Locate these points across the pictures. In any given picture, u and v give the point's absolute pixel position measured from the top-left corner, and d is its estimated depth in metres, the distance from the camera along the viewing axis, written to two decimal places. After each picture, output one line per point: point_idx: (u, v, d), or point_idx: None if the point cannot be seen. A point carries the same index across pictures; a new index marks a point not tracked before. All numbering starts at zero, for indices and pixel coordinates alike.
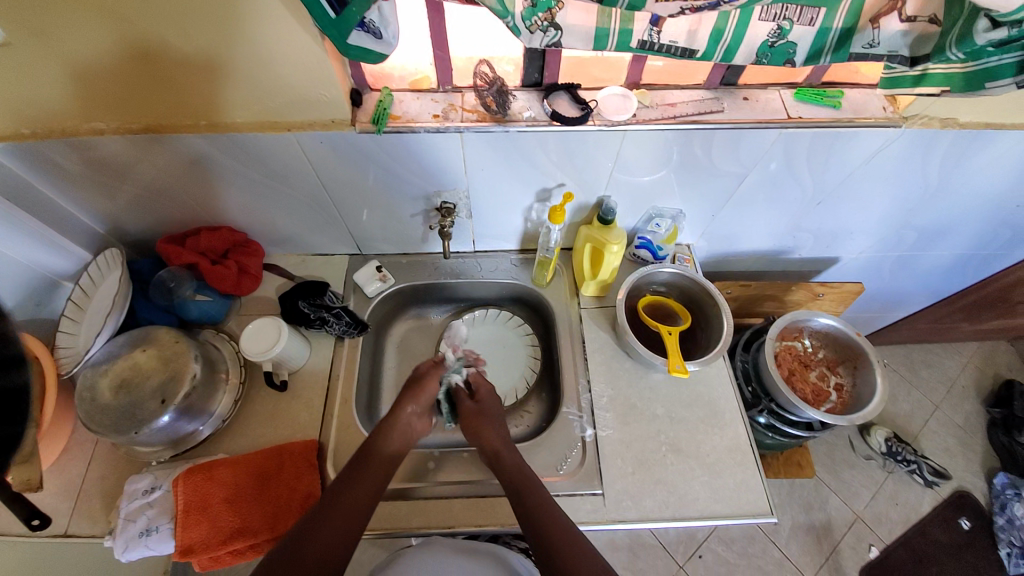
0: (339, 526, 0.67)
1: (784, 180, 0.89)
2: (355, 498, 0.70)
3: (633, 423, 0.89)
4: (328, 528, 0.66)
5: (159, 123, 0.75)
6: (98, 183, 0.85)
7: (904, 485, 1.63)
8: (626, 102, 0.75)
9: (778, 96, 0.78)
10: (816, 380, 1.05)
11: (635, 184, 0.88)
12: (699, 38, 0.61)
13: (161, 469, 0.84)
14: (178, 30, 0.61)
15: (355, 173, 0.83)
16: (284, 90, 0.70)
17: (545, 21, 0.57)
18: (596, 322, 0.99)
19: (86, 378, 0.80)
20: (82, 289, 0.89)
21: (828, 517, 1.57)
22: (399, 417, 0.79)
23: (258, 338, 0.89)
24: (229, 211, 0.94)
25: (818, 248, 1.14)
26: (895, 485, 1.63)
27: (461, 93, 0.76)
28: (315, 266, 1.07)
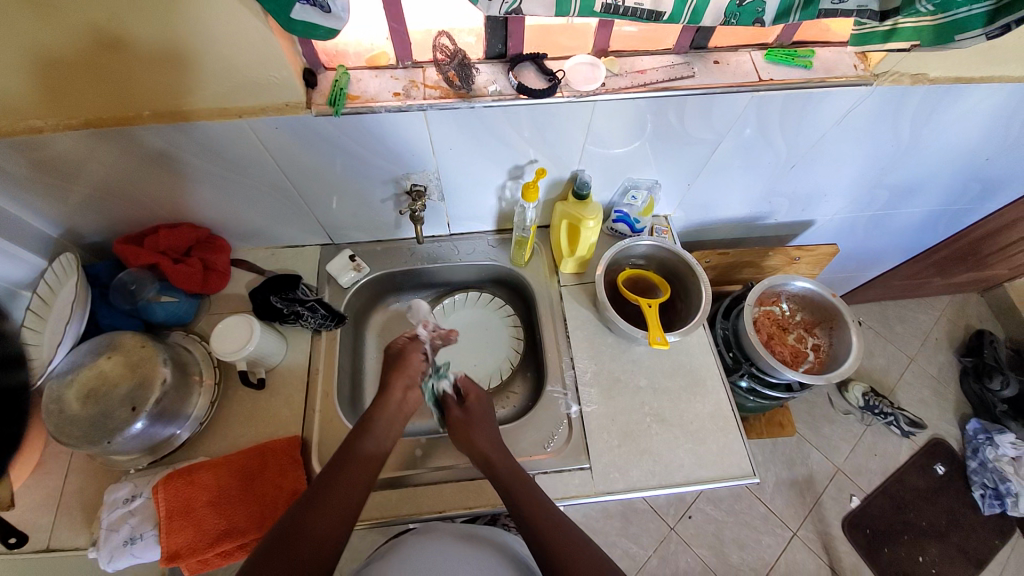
0: (328, 519, 0.66)
1: (758, 144, 0.87)
2: (348, 489, 0.69)
3: (618, 396, 0.89)
4: (322, 521, 0.65)
5: (101, 118, 0.70)
6: (42, 183, 0.80)
7: (882, 436, 1.70)
8: (595, 71, 0.72)
9: (749, 58, 0.76)
10: (794, 342, 1.07)
11: (609, 156, 0.86)
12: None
13: (140, 476, 0.82)
14: (107, 14, 0.56)
15: (317, 159, 0.79)
16: (232, 74, 0.65)
17: None
18: (576, 299, 0.98)
19: (51, 390, 0.77)
20: (40, 297, 0.82)
21: (811, 470, 1.63)
22: (388, 396, 0.80)
23: (229, 337, 0.86)
24: (189, 206, 0.89)
25: (794, 212, 1.14)
26: (873, 437, 1.69)
27: (421, 68, 0.72)
28: (286, 259, 1.03)
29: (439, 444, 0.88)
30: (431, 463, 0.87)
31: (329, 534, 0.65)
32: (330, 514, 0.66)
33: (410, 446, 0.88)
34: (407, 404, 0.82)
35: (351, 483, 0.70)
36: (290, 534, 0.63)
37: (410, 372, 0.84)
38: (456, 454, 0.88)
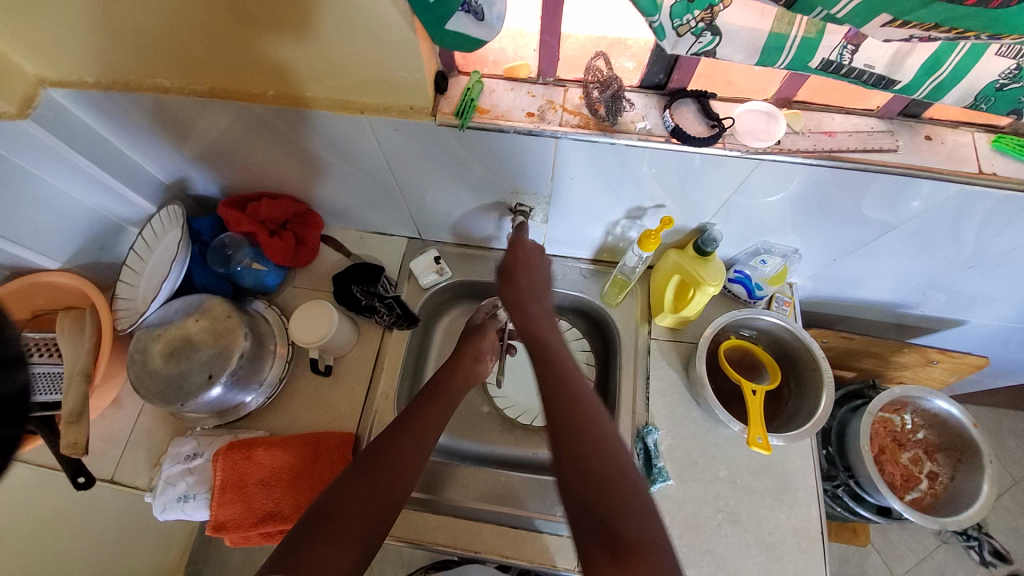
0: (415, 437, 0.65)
1: (942, 236, 0.71)
2: (426, 429, 0.66)
3: (691, 481, 0.79)
4: (399, 468, 0.61)
5: (225, 88, 0.68)
6: (162, 137, 0.80)
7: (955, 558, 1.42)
8: (772, 125, 0.60)
9: (970, 141, 0.62)
10: (907, 464, 0.92)
11: (751, 208, 0.72)
12: (905, 66, 0.45)
13: (204, 436, 0.84)
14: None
15: (428, 164, 0.74)
16: (366, 69, 0.60)
17: (700, 22, 0.43)
18: (666, 357, 0.88)
19: (141, 340, 0.80)
20: (144, 240, 0.89)
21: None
22: (461, 357, 0.81)
23: (306, 324, 0.85)
24: (291, 180, 0.88)
25: (947, 309, 0.96)
26: (945, 557, 1.42)
27: (563, 87, 0.63)
28: (371, 246, 1.00)
29: (486, 480, 0.84)
30: (474, 497, 0.83)
31: (407, 468, 0.61)
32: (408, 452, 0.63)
33: (457, 473, 0.84)
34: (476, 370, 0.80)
35: (428, 423, 0.67)
36: (372, 460, 0.61)
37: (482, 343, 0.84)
38: (501, 494, 0.83)
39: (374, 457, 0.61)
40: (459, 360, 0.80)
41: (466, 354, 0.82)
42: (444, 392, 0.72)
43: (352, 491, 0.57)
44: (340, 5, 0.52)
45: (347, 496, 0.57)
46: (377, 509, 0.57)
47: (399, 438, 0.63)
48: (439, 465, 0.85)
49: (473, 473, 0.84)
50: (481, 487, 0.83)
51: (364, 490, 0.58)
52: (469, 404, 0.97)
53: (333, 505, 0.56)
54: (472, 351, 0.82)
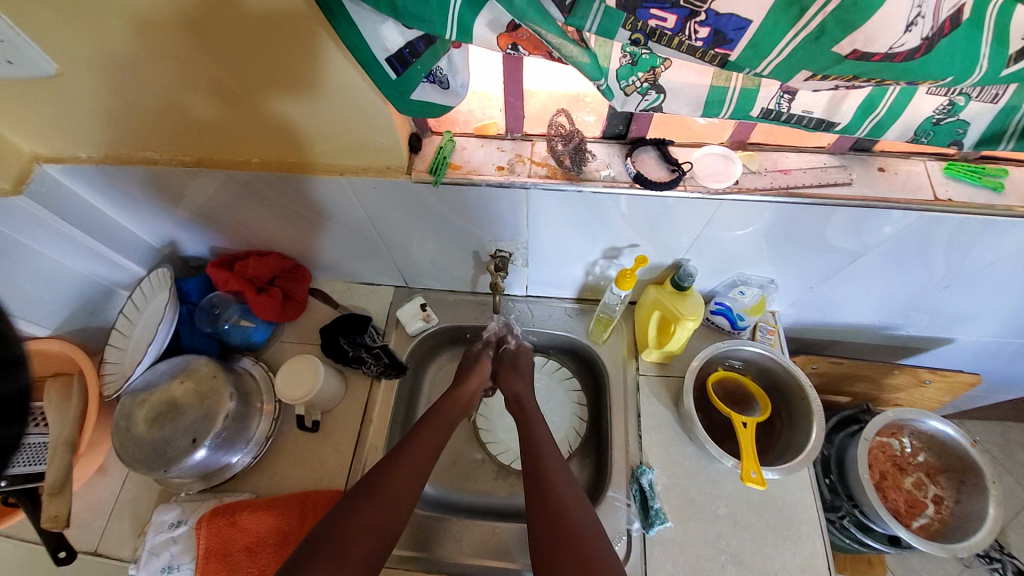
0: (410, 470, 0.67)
1: (910, 259, 0.74)
2: (420, 457, 0.69)
3: (690, 522, 0.77)
4: (393, 494, 0.64)
5: (211, 157, 0.72)
6: (152, 205, 0.83)
7: None
8: (729, 166, 0.63)
9: (922, 169, 0.65)
10: (910, 489, 0.90)
11: (724, 240, 0.74)
12: (842, 109, 0.48)
13: (189, 501, 0.82)
14: (235, 73, 0.57)
15: (408, 218, 0.77)
16: (342, 135, 0.64)
17: (644, 82, 0.47)
18: (655, 393, 0.88)
19: (125, 406, 0.80)
20: (134, 302, 0.90)
21: None
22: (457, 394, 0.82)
23: (292, 380, 0.85)
24: (278, 238, 0.90)
25: (931, 328, 0.96)
26: None
27: (531, 142, 0.67)
28: (359, 296, 1.02)
29: (480, 532, 0.81)
30: (469, 551, 0.80)
31: (404, 493, 0.65)
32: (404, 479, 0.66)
33: (451, 526, 0.82)
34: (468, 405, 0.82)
35: (422, 451, 0.70)
36: (372, 488, 0.64)
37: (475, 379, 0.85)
38: (497, 546, 0.80)
39: (371, 484, 0.64)
40: (454, 396, 0.81)
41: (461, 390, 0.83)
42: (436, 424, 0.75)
43: (354, 517, 0.60)
44: (316, 81, 0.56)
45: (350, 518, 0.60)
46: (379, 534, 0.60)
47: (396, 465, 0.67)
48: (431, 518, 0.83)
49: (467, 525, 0.82)
50: (475, 543, 0.81)
51: (365, 514, 0.61)
52: (462, 452, 0.96)
53: (336, 530, 0.58)
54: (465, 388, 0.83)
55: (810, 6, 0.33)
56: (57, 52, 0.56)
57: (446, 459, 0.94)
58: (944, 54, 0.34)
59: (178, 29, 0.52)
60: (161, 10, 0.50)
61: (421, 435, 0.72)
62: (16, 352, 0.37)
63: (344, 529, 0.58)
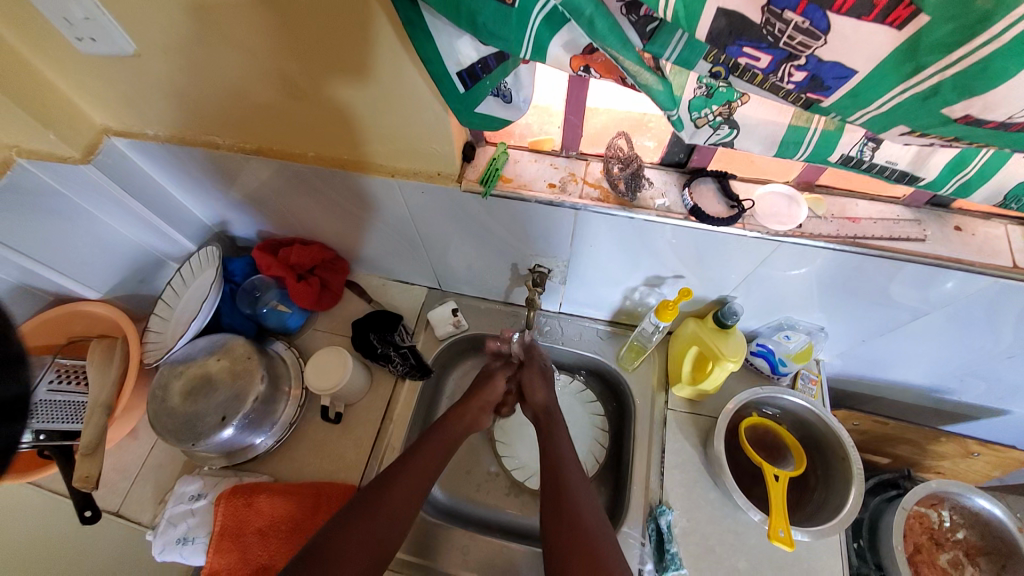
0: (412, 481, 0.68)
1: (978, 326, 0.69)
2: (416, 478, 0.68)
3: (706, 572, 0.74)
4: (383, 521, 0.64)
5: (270, 147, 0.74)
6: (209, 185, 0.86)
7: None
8: (793, 209, 0.60)
9: (1004, 233, 0.61)
10: (946, 566, 0.84)
11: (776, 281, 0.70)
12: (929, 165, 0.45)
13: (211, 476, 0.84)
14: (301, 68, 0.58)
15: (452, 225, 0.78)
16: (398, 138, 0.65)
17: (718, 116, 0.45)
18: (683, 430, 0.84)
19: (163, 376, 0.82)
20: (182, 276, 0.94)
21: None
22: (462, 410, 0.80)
23: (321, 370, 0.86)
24: (323, 229, 0.92)
25: (987, 398, 0.90)
26: None
27: (585, 161, 0.66)
28: (393, 293, 1.03)
29: (485, 547, 0.80)
30: (473, 566, 0.79)
31: (399, 515, 0.65)
32: (396, 504, 0.66)
33: (458, 537, 0.81)
34: (477, 422, 0.81)
35: (420, 470, 0.69)
36: (363, 512, 0.64)
37: (486, 396, 0.83)
38: (502, 565, 0.79)
39: (366, 503, 0.65)
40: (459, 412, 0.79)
41: (471, 405, 0.81)
42: (442, 433, 0.75)
43: (344, 539, 0.61)
44: (378, 81, 0.57)
45: (340, 540, 0.60)
46: (367, 560, 0.61)
47: (393, 485, 0.67)
48: (437, 525, 0.82)
49: (474, 538, 0.81)
50: (480, 559, 0.80)
51: (356, 535, 0.61)
52: (476, 461, 0.95)
53: (326, 550, 0.59)
54: (474, 403, 0.81)
55: (929, 64, 0.29)
56: (139, 35, 0.59)
57: (460, 467, 0.94)
58: None
59: (252, 22, 0.53)
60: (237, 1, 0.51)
61: (419, 456, 0.71)
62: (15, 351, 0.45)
63: (333, 551, 0.59)
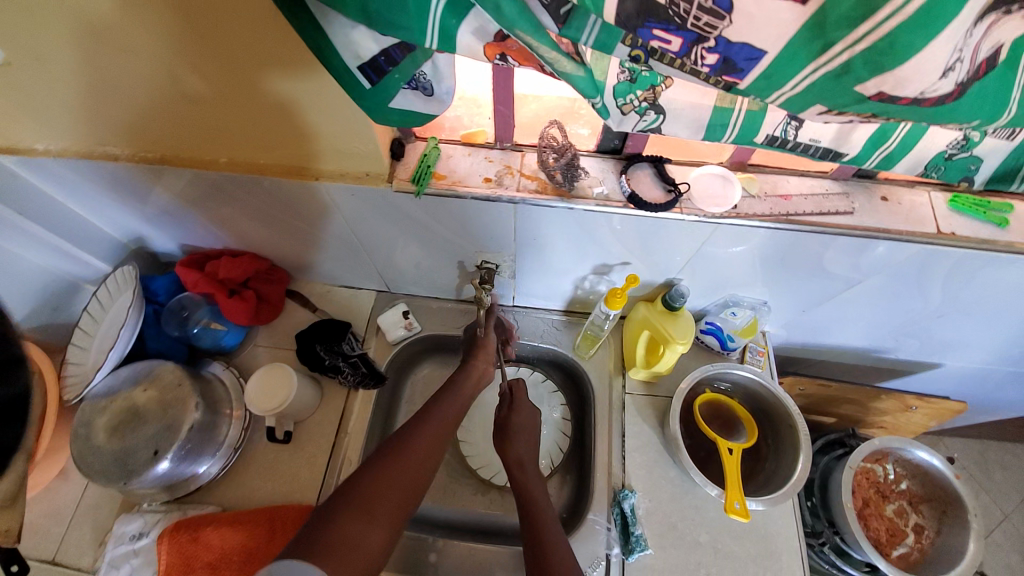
0: (438, 426, 0.64)
1: (907, 290, 0.72)
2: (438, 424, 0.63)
3: (671, 549, 0.75)
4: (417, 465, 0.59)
5: (176, 155, 0.67)
6: (117, 199, 0.78)
7: None
8: (727, 189, 0.61)
9: (926, 200, 0.64)
10: (892, 517, 0.90)
11: (720, 259, 0.70)
12: (852, 140, 0.45)
13: (153, 512, 0.78)
14: (202, 64, 0.52)
15: (392, 226, 0.74)
16: (316, 137, 0.60)
17: (643, 101, 0.44)
18: (640, 413, 0.85)
19: (84, 414, 0.75)
20: (99, 300, 0.85)
21: None
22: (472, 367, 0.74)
23: (264, 389, 0.81)
24: (254, 239, 0.86)
25: (921, 353, 0.95)
26: None
27: (521, 152, 0.63)
28: (339, 300, 0.98)
29: (456, 551, 0.79)
30: (445, 572, 0.77)
31: (429, 458, 0.60)
32: (425, 447, 0.61)
33: (426, 545, 0.79)
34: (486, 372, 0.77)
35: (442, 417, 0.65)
36: (391, 457, 0.58)
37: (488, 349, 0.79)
38: (473, 568, 0.78)
39: (393, 446, 0.59)
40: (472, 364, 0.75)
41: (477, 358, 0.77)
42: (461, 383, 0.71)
43: (376, 476, 0.56)
44: (290, 77, 0.52)
45: (375, 477, 0.56)
46: (401, 497, 0.56)
47: (415, 430, 0.61)
48: (403, 534, 0.80)
49: (442, 545, 0.79)
50: (451, 563, 0.78)
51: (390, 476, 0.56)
52: (441, 463, 0.93)
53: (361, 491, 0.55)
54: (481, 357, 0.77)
55: (837, 40, 0.29)
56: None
57: None
58: (972, 100, 0.31)
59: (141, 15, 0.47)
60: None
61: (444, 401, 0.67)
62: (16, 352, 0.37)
63: (365, 490, 0.55)
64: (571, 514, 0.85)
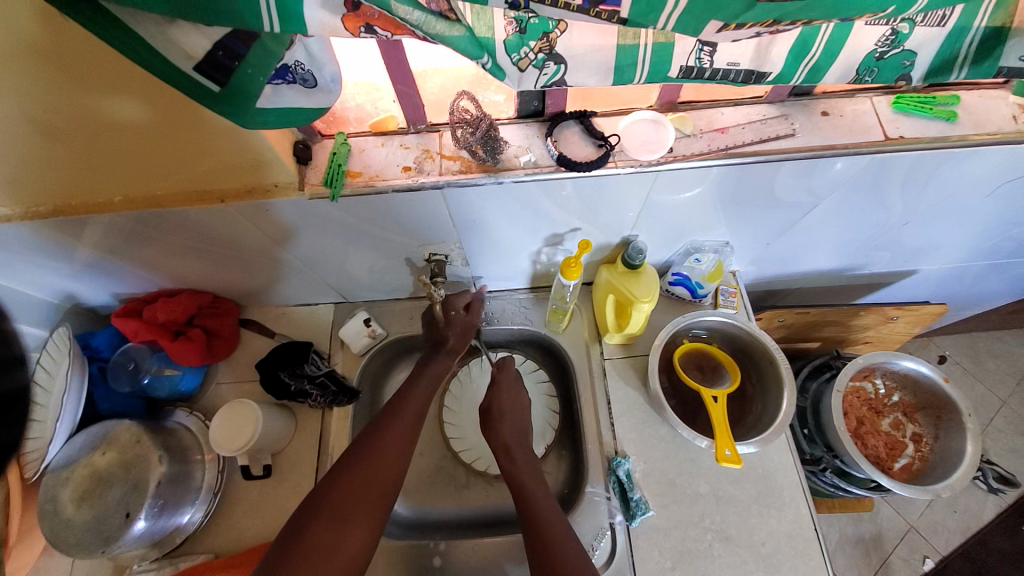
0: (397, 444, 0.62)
1: (867, 202, 0.70)
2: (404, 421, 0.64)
3: (672, 505, 0.75)
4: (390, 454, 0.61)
5: (70, 203, 0.61)
6: (29, 261, 0.72)
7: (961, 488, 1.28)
8: (659, 132, 0.58)
9: (870, 106, 0.61)
10: (890, 430, 0.91)
11: (670, 208, 0.67)
12: (772, 56, 0.41)
13: (145, 573, 0.74)
14: (77, 103, 0.47)
15: (331, 239, 0.70)
16: (208, 159, 0.56)
17: (539, 52, 0.39)
18: (623, 376, 0.83)
19: (47, 488, 0.71)
20: (45, 367, 0.74)
21: (879, 528, 1.23)
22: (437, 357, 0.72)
23: (230, 429, 0.77)
24: (190, 275, 0.80)
25: (894, 264, 0.94)
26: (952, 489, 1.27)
27: (437, 133, 0.60)
28: (298, 320, 0.93)
29: (460, 548, 0.77)
30: (455, 571, 0.76)
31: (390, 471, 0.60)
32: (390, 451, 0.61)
33: (432, 549, 0.77)
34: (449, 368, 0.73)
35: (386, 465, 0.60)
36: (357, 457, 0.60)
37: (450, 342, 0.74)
38: (481, 563, 0.76)
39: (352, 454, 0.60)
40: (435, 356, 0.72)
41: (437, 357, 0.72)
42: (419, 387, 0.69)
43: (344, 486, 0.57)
44: (183, 107, 0.48)
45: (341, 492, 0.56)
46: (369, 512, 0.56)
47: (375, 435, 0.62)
48: (404, 543, 0.78)
49: (446, 547, 0.77)
50: (457, 563, 0.76)
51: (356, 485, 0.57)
52: (435, 464, 0.91)
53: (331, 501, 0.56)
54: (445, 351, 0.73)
55: None
56: None
57: (419, 477, 0.89)
58: None
59: None
60: None
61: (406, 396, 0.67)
62: (16, 352, 0.34)
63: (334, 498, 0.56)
64: (572, 493, 0.83)
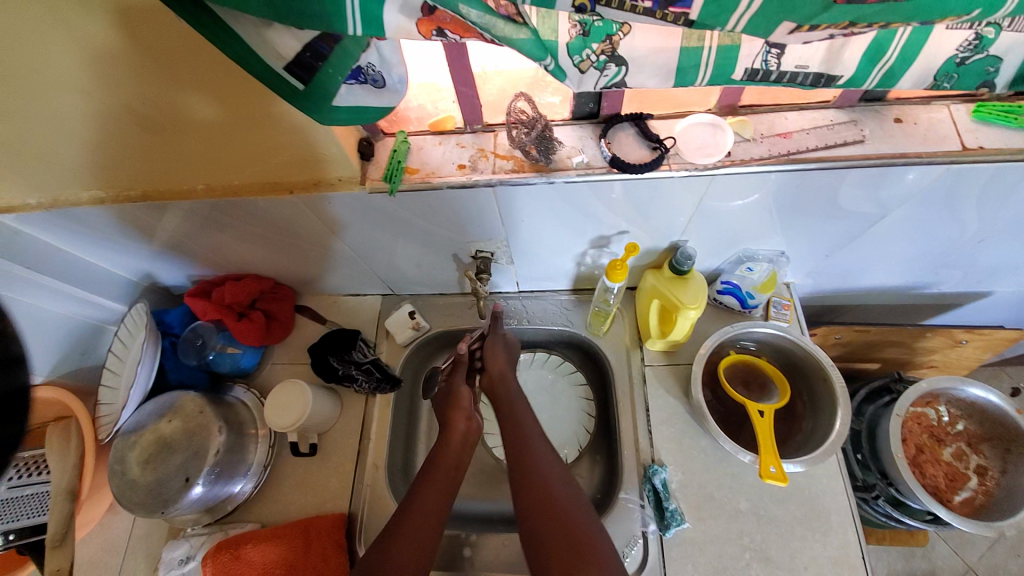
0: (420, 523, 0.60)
1: (938, 217, 0.65)
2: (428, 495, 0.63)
3: (709, 520, 0.73)
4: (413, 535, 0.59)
5: (157, 189, 0.67)
6: (117, 241, 0.79)
7: None
8: (717, 136, 0.57)
9: (947, 115, 0.57)
10: (951, 461, 0.84)
11: (722, 215, 0.66)
12: (844, 60, 0.40)
13: (198, 535, 0.80)
14: (172, 99, 0.52)
15: (385, 233, 0.74)
16: (278, 151, 0.60)
17: (600, 55, 0.39)
18: (663, 383, 0.82)
19: (117, 450, 0.77)
20: (121, 339, 0.82)
21: (934, 567, 1.14)
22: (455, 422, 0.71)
23: (282, 408, 0.81)
24: (254, 261, 0.86)
25: (966, 284, 0.87)
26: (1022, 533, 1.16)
27: (493, 133, 0.62)
28: (348, 309, 0.98)
29: (490, 542, 0.78)
30: (484, 565, 0.77)
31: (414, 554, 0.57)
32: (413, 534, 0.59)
33: (463, 540, 0.79)
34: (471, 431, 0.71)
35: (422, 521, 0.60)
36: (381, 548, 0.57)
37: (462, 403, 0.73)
38: (509, 559, 0.77)
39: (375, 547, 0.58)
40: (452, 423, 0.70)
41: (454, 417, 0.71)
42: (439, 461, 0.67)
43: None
44: (263, 105, 0.52)
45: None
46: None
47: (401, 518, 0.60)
48: None
49: (476, 540, 0.79)
50: (487, 556, 0.78)
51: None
52: (469, 457, 0.92)
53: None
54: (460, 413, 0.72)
55: None
56: None
57: None
58: None
59: (104, 53, 0.47)
60: (92, 35, 0.45)
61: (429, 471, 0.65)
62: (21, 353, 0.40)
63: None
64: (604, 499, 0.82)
